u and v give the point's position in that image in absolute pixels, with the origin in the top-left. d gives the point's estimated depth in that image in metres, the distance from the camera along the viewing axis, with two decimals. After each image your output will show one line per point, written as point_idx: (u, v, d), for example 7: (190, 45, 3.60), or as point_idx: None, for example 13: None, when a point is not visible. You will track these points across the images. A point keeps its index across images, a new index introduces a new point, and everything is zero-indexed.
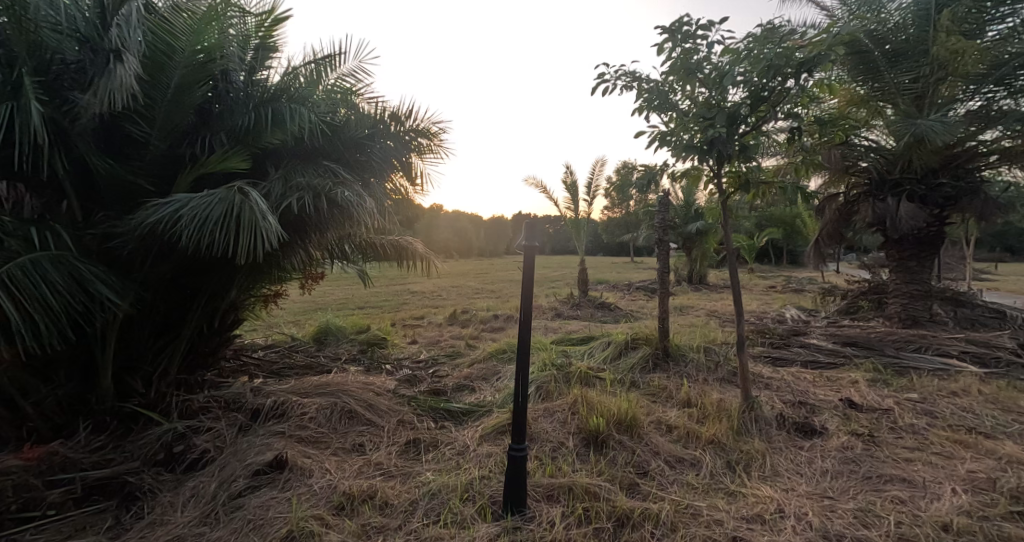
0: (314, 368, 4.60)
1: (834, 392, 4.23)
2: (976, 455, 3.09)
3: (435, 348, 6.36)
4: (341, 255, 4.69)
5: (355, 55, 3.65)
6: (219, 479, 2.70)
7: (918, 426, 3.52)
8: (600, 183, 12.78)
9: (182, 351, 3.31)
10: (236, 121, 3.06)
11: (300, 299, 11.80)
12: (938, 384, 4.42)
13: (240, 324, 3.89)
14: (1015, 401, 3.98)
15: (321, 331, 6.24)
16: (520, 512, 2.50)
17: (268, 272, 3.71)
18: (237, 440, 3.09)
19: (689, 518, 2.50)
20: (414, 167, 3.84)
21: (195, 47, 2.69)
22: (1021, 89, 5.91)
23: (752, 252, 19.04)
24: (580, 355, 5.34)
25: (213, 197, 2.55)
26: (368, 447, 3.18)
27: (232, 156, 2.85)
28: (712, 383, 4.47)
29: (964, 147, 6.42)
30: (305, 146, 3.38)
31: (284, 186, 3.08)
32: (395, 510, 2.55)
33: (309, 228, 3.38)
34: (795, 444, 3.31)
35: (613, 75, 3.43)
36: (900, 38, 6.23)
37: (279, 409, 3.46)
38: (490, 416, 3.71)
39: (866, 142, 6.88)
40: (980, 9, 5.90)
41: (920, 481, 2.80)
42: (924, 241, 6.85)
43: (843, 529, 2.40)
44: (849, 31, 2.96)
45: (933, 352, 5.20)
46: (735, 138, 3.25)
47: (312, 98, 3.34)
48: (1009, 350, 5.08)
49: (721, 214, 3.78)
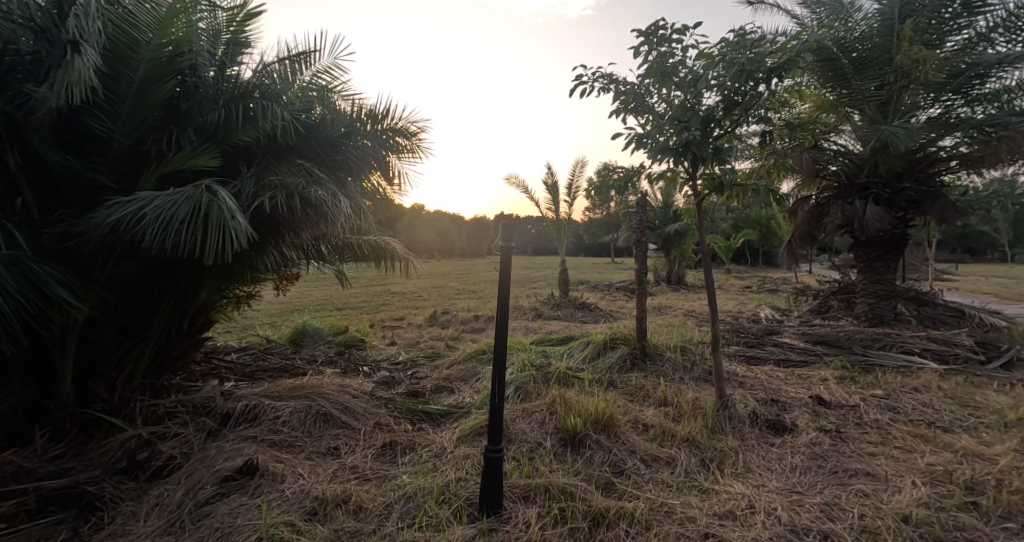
0: (288, 371, 4.51)
1: (804, 390, 4.33)
2: (934, 449, 3.21)
3: (414, 350, 6.32)
4: (316, 255, 4.62)
5: (330, 52, 3.62)
6: (185, 487, 2.64)
7: (882, 421, 3.64)
8: (580, 184, 12.85)
9: (148, 354, 3.21)
10: (205, 117, 2.99)
11: (277, 301, 11.62)
12: (902, 380, 4.57)
13: (211, 325, 3.79)
14: (972, 396, 4.13)
15: (297, 333, 6.15)
16: (496, 513, 2.50)
17: (240, 272, 3.63)
18: (206, 446, 3.02)
19: (663, 516, 2.53)
20: (392, 166, 3.81)
21: (162, 40, 2.62)
22: (977, 98, 6.23)
23: (729, 252, 19.40)
24: (560, 355, 5.37)
25: (179, 195, 2.49)
26: (343, 451, 3.14)
27: (202, 153, 2.78)
28: (688, 382, 4.53)
29: (926, 153, 6.66)
30: (277, 144, 3.32)
31: (256, 184, 3.02)
32: (369, 515, 2.52)
33: (282, 227, 3.33)
34: (767, 441, 3.38)
35: (591, 77, 3.46)
36: (866, 46, 6.43)
37: (251, 412, 3.38)
38: (467, 418, 3.71)
39: (835, 146, 7.07)
40: (939, 20, 6.16)
41: (883, 474, 2.90)
42: (889, 242, 7.08)
43: (810, 522, 2.47)
44: (816, 39, 3.03)
45: (897, 350, 5.37)
46: (709, 140, 3.29)
47: (286, 96, 3.29)
48: (968, 347, 5.28)
49: (696, 215, 3.84)
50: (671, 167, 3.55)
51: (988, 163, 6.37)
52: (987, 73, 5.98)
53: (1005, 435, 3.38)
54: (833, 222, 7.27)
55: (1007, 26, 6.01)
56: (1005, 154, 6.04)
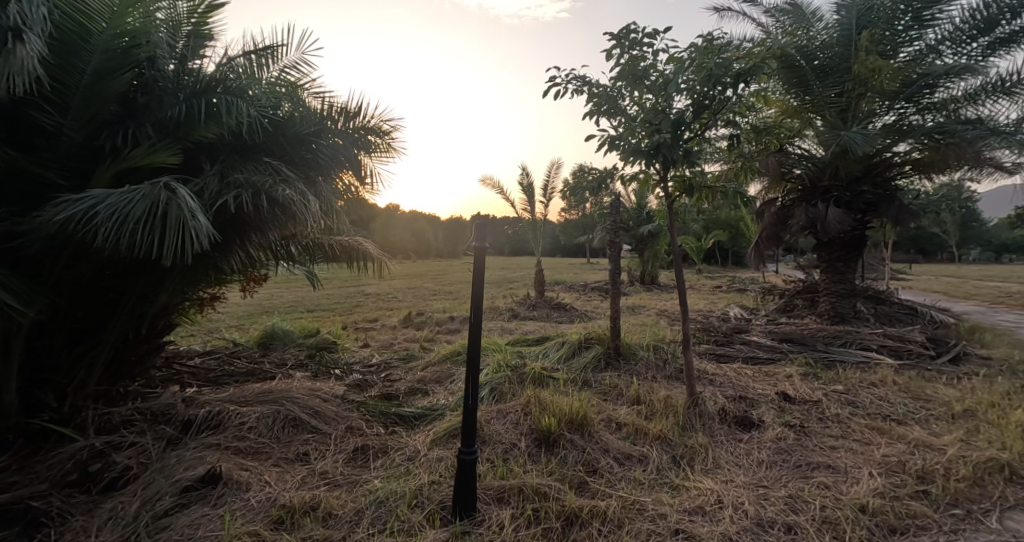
0: (256, 375, 4.38)
1: (771, 386, 4.44)
2: (890, 441, 3.32)
3: (389, 352, 6.24)
4: (285, 255, 4.50)
5: (298, 46, 3.53)
6: (142, 498, 2.53)
7: (843, 415, 3.76)
8: (555, 184, 12.91)
9: (103, 360, 3.07)
10: (164, 112, 2.89)
11: (246, 303, 11.32)
12: (861, 375, 4.74)
13: (172, 329, 3.65)
14: (924, 389, 4.31)
15: (266, 335, 6.00)
16: (469, 516, 2.47)
17: (203, 273, 3.50)
18: (165, 455, 2.90)
19: (635, 514, 2.55)
20: (364, 166, 3.74)
21: (115, 31, 2.52)
22: (926, 106, 6.54)
23: (700, 253, 19.78)
24: (535, 355, 5.38)
25: (136, 193, 2.40)
26: (312, 456, 3.07)
27: (161, 150, 2.68)
28: (660, 380, 4.59)
29: (882, 158, 6.92)
30: (243, 141, 3.22)
31: (220, 183, 2.93)
32: (339, 522, 2.46)
33: (248, 227, 3.23)
34: (735, 437, 3.44)
35: (564, 79, 3.48)
36: (826, 54, 6.61)
37: (214, 419, 3.27)
38: (441, 420, 3.67)
39: (799, 150, 7.28)
40: (893, 32, 6.43)
41: (842, 466, 2.99)
42: (850, 243, 7.33)
43: (774, 515, 2.53)
44: (779, 46, 3.14)
45: (856, 347, 5.56)
46: (680, 143, 3.33)
47: (252, 92, 3.19)
48: (920, 343, 5.51)
49: (668, 216, 3.88)
50: (643, 168, 3.57)
51: (938, 168, 6.68)
52: (936, 83, 6.28)
53: (954, 426, 3.53)
54: (797, 224, 7.45)
55: (955, 39, 6.39)
56: (952, 160, 6.37)
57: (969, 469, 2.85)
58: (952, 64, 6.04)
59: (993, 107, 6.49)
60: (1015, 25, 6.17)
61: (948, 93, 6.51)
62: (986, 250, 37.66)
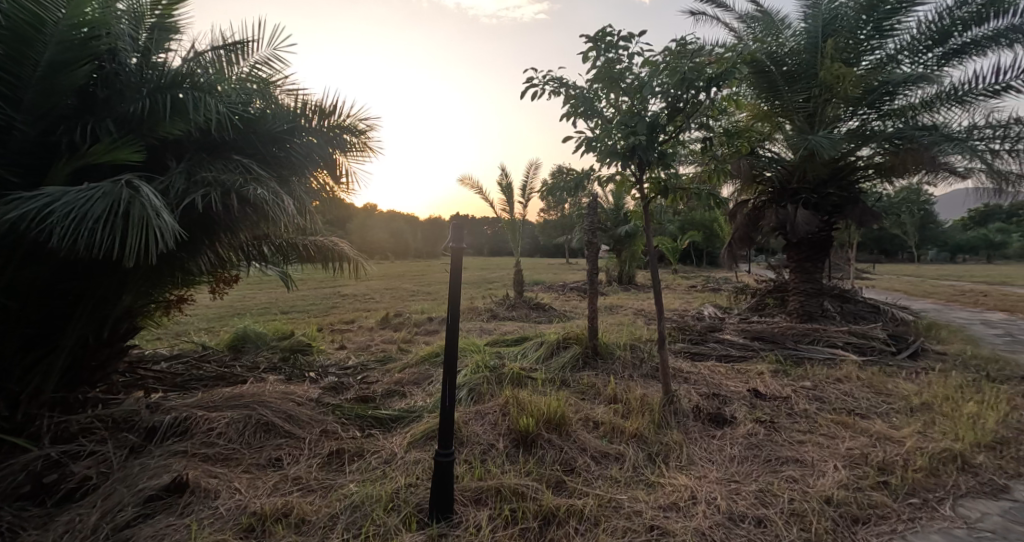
0: (226, 379, 4.25)
1: (743, 383, 4.52)
2: (854, 434, 3.42)
3: (365, 353, 6.15)
4: (258, 256, 4.41)
5: (269, 42, 3.45)
6: (103, 509, 2.43)
7: (811, 410, 3.85)
8: (533, 185, 12.93)
9: (60, 367, 2.93)
10: (127, 108, 2.78)
11: (217, 306, 11.03)
12: (828, 371, 4.86)
13: (136, 333, 3.51)
14: (886, 384, 4.45)
15: (238, 338, 5.85)
16: (446, 519, 2.44)
17: (170, 275, 3.39)
18: (127, 464, 2.80)
19: (611, 511, 2.56)
20: (340, 165, 3.67)
21: (73, 21, 2.40)
22: (888, 113, 6.81)
23: (676, 253, 20.06)
24: (514, 355, 5.38)
25: (96, 190, 2.31)
26: (285, 462, 2.99)
27: (123, 147, 2.57)
28: (637, 379, 4.63)
29: (847, 161, 7.12)
30: (211, 139, 3.12)
31: (187, 181, 2.84)
32: (312, 528, 2.40)
33: (217, 227, 3.13)
34: (708, 434, 3.49)
35: (542, 80, 3.49)
36: (794, 61, 6.77)
37: (181, 425, 3.17)
38: (418, 422, 3.62)
39: (770, 153, 7.44)
40: (857, 41, 6.64)
41: (810, 460, 3.05)
42: (817, 244, 7.52)
43: (746, 509, 2.56)
44: (749, 52, 3.20)
45: (823, 344, 5.71)
46: (654, 145, 3.37)
47: (220, 88, 3.08)
48: (883, 340, 5.69)
49: (643, 217, 3.91)
50: (619, 170, 3.60)
51: (898, 172, 6.90)
52: (896, 90, 6.54)
53: (912, 419, 3.64)
54: (768, 225, 7.61)
55: (912, 49, 6.67)
56: (910, 165, 6.57)
57: (926, 459, 2.94)
58: (910, 73, 6.28)
59: (946, 114, 6.69)
60: (967, 37, 6.41)
61: (906, 100, 6.77)
62: (944, 250, 39.19)
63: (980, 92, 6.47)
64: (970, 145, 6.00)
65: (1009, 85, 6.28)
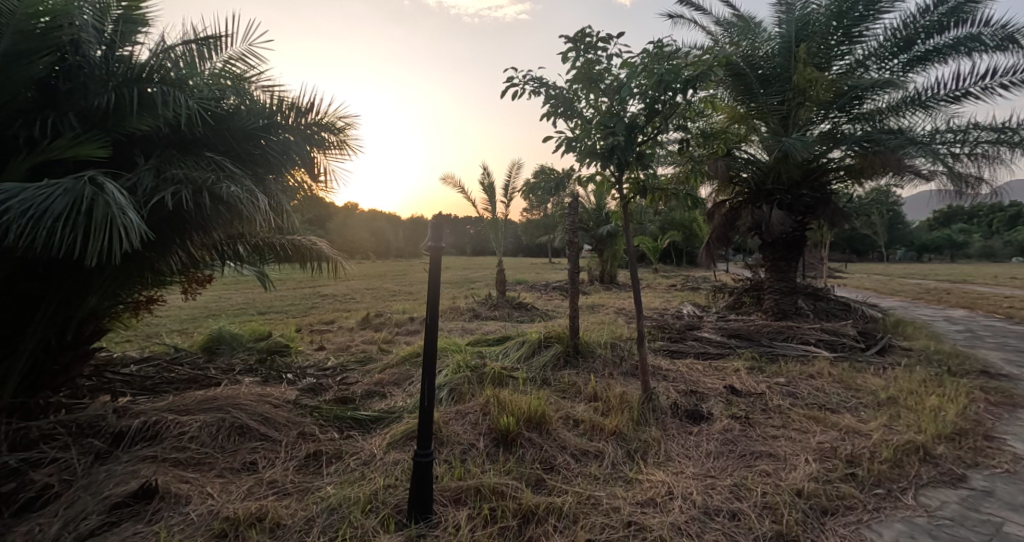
0: (198, 382, 4.13)
1: (720, 380, 4.60)
2: (824, 428, 3.50)
3: (345, 354, 6.07)
4: (233, 255, 4.34)
5: (244, 37, 3.39)
6: (64, 519, 2.36)
7: (784, 406, 3.93)
8: (515, 184, 12.92)
9: (21, 371, 2.83)
10: (90, 102, 2.69)
11: (191, 307, 10.76)
12: (801, 368, 4.98)
13: (102, 335, 3.40)
14: (856, 379, 4.56)
15: (213, 340, 5.73)
16: (425, 519, 2.42)
17: (138, 275, 3.30)
18: (92, 470, 2.72)
19: (590, 508, 2.57)
20: (318, 163, 3.63)
21: (30, 10, 2.33)
22: (858, 116, 7.01)
23: (656, 252, 20.26)
24: (495, 355, 5.36)
25: (57, 187, 2.23)
26: (260, 465, 2.94)
27: (87, 143, 2.50)
28: (617, 377, 4.67)
29: (820, 163, 7.29)
30: (182, 135, 3.05)
31: (156, 178, 2.76)
32: (287, 532, 2.37)
33: (189, 225, 3.05)
34: (685, 430, 3.54)
35: (522, 80, 3.49)
36: (769, 65, 6.92)
37: (150, 430, 3.08)
38: (398, 423, 3.59)
39: (746, 154, 7.54)
40: (828, 46, 6.80)
41: (783, 454, 3.11)
42: (791, 243, 7.66)
43: (720, 503, 2.61)
44: (724, 55, 3.25)
45: (797, 341, 5.84)
46: (633, 146, 3.40)
47: (191, 83, 3.01)
48: (853, 336, 5.84)
49: (623, 217, 3.94)
50: (599, 171, 3.63)
51: (867, 174, 7.08)
52: (864, 95, 6.73)
53: (879, 412, 3.75)
54: (744, 225, 7.75)
55: (879, 55, 6.84)
56: (878, 167, 6.73)
57: (891, 452, 3.02)
58: (877, 78, 6.44)
59: (911, 118, 6.90)
60: (930, 44, 6.60)
61: (875, 104, 6.97)
62: (911, 250, 40.44)
63: (941, 97, 6.67)
64: (934, 149, 6.19)
65: (968, 92, 6.50)
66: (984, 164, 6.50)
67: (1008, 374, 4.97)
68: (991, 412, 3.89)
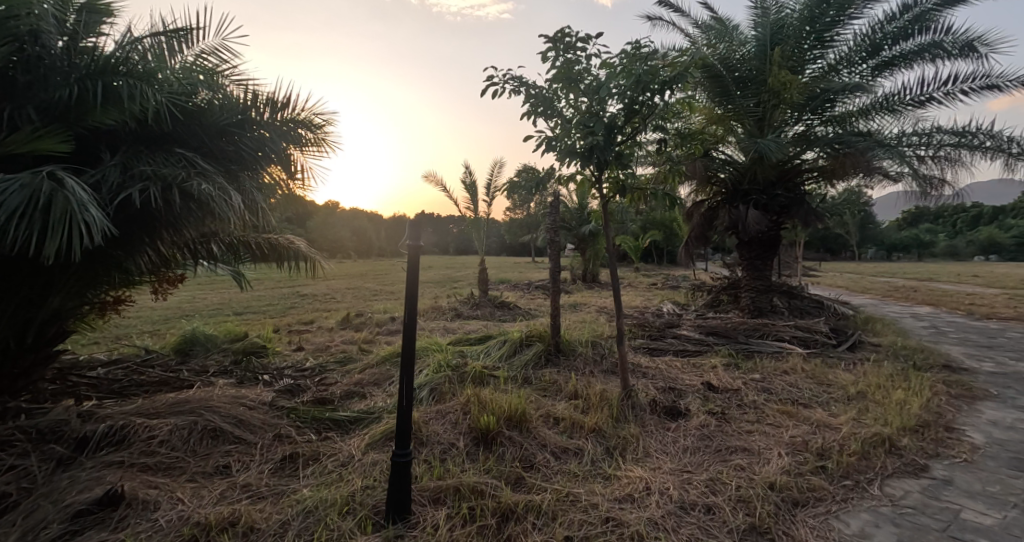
0: (169, 384, 4.00)
1: (697, 377, 4.66)
2: (796, 423, 3.57)
3: (323, 355, 5.98)
4: (207, 255, 4.25)
5: (217, 32, 3.33)
6: (24, 528, 2.29)
7: (759, 402, 4.00)
8: (497, 183, 12.90)
9: None
10: (51, 95, 2.60)
11: (164, 307, 10.47)
12: (775, 364, 5.07)
13: (67, 337, 3.28)
14: (828, 375, 4.66)
15: (186, 341, 5.59)
16: (403, 519, 2.40)
17: (105, 274, 3.22)
18: (54, 478, 2.63)
19: (568, 505, 2.58)
20: (295, 161, 3.56)
21: None
22: (829, 119, 7.17)
23: (637, 252, 20.42)
24: (476, 355, 5.33)
25: (13, 182, 2.15)
26: (234, 469, 2.88)
27: (48, 137, 2.43)
28: (597, 375, 4.69)
29: (795, 164, 7.43)
30: (150, 130, 2.96)
31: (123, 174, 2.69)
32: (261, 535, 2.33)
33: (158, 224, 2.98)
34: (664, 426, 3.57)
35: (502, 78, 3.49)
36: (745, 67, 7.03)
37: (116, 435, 2.99)
38: (377, 423, 3.56)
39: (723, 155, 7.64)
40: (802, 49, 6.93)
41: (756, 449, 3.17)
42: (766, 242, 7.81)
43: (696, 498, 2.64)
44: (701, 56, 3.29)
45: (772, 338, 5.95)
46: (612, 145, 3.43)
47: (161, 76, 2.93)
48: (824, 333, 5.98)
49: (602, 216, 3.94)
50: (578, 170, 3.63)
51: (838, 175, 7.24)
52: (835, 98, 6.88)
53: (848, 407, 3.83)
54: (722, 225, 7.87)
55: (849, 59, 7.01)
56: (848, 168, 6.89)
57: (859, 444, 3.10)
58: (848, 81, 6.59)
59: (879, 122, 7.09)
60: (896, 50, 6.80)
61: (846, 107, 7.14)
62: (882, 249, 41.55)
63: (907, 102, 6.88)
64: (900, 150, 6.36)
65: (932, 97, 6.71)
66: (947, 166, 6.71)
67: (969, 368, 5.14)
68: (953, 404, 4.02)
